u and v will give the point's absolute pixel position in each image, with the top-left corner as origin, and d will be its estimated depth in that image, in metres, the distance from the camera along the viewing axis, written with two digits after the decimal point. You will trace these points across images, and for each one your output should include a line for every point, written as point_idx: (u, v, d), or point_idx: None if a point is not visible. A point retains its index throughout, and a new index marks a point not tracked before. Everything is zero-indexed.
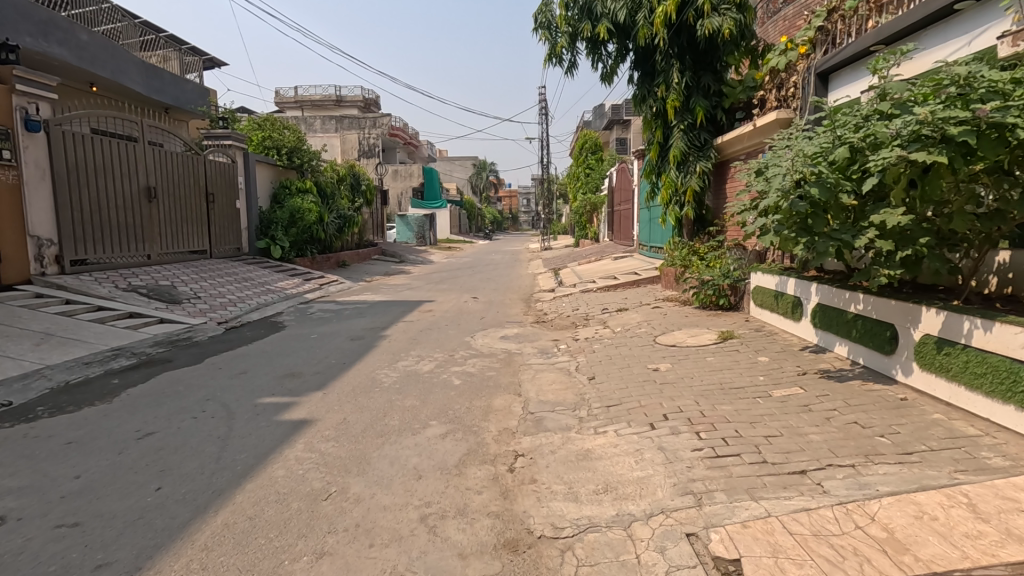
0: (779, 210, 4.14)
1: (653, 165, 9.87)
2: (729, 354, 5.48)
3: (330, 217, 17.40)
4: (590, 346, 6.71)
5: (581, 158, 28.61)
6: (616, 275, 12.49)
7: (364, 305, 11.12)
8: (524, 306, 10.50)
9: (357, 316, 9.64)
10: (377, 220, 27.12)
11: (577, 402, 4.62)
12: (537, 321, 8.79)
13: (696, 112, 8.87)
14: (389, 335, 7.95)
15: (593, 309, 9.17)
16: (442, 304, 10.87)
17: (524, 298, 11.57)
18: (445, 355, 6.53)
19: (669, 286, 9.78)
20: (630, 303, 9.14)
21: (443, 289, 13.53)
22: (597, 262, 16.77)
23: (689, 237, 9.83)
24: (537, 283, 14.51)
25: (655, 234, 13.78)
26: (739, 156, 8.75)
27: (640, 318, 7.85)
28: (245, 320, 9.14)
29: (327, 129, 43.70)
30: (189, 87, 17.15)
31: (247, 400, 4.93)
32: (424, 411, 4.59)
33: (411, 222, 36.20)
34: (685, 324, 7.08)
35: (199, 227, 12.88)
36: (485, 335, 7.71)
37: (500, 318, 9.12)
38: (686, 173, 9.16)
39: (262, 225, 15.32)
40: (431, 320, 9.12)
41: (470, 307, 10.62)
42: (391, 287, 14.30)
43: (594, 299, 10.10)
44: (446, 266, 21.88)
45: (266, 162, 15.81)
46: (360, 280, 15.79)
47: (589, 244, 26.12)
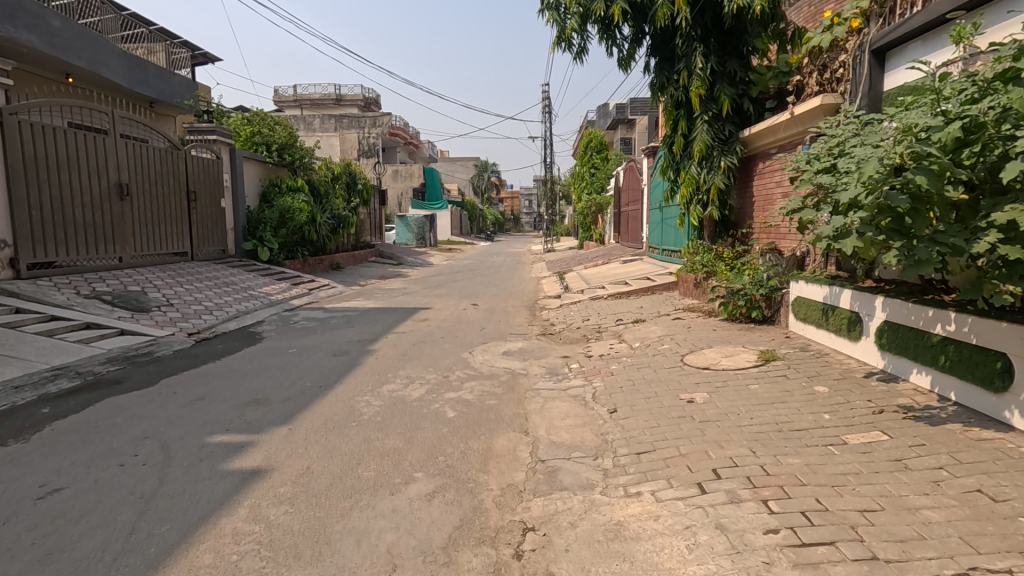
0: (867, 206, 3.33)
1: (672, 160, 9.03)
2: (777, 381, 4.58)
3: (323, 217, 16.54)
4: (606, 366, 5.81)
5: (585, 157, 27.74)
6: (627, 280, 11.59)
7: (354, 312, 10.22)
8: (528, 315, 9.60)
9: (344, 326, 8.75)
10: (374, 221, 26.23)
11: (598, 447, 3.71)
12: (543, 333, 7.90)
13: (720, 101, 8.00)
14: (377, 349, 7.05)
15: (606, 319, 8.25)
16: (438, 313, 9.97)
17: (528, 306, 10.66)
18: (439, 377, 5.64)
19: (689, 294, 8.91)
20: (647, 313, 8.23)
21: (441, 294, 12.65)
22: (605, 266, 15.88)
23: (710, 240, 8.95)
24: (541, 287, 13.61)
25: (669, 236, 12.91)
26: (768, 150, 7.84)
27: (661, 332, 6.95)
28: (220, 330, 8.25)
29: (327, 128, 42.86)
30: (176, 80, 16.33)
31: (193, 438, 4.03)
32: (408, 457, 3.69)
33: (411, 222, 35.33)
34: (715, 340, 6.18)
35: (179, 227, 12.03)
36: (485, 351, 6.81)
37: (503, 329, 8.22)
38: (710, 169, 8.30)
39: (250, 225, 14.44)
40: (426, 331, 8.23)
41: (469, 316, 9.72)
42: (385, 292, 13.43)
43: (605, 308, 9.18)
44: (446, 269, 20.99)
45: (255, 158, 14.91)
46: (353, 283, 14.94)
47: (593, 246, 25.21)
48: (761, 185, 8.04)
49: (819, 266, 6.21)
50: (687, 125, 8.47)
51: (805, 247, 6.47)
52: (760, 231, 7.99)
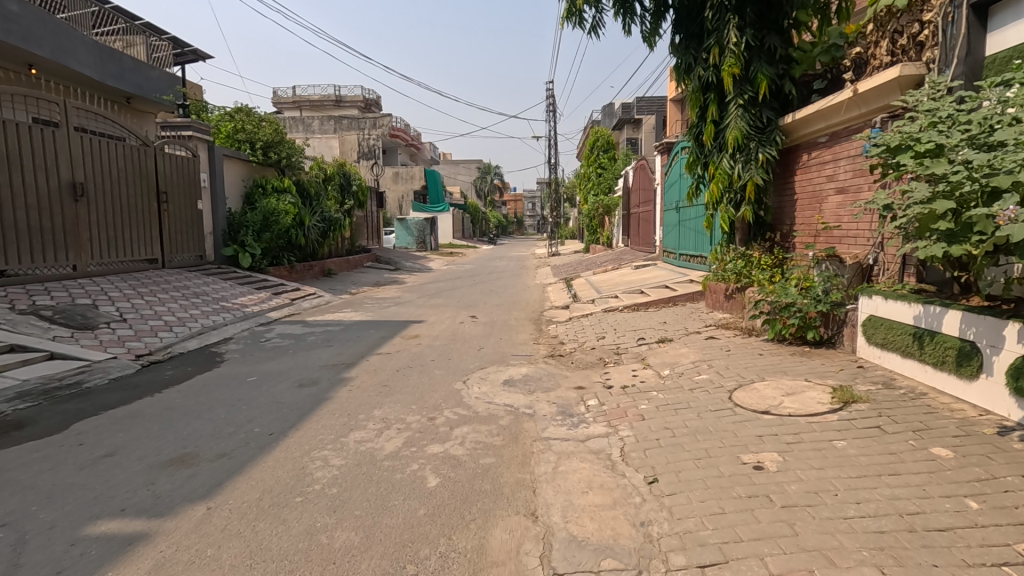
0: None
1: (700, 153, 7.87)
2: (873, 437, 3.39)
3: (312, 220, 15.46)
4: (633, 404, 4.62)
5: (591, 157, 26.42)
6: (644, 289, 10.42)
7: (336, 327, 9.06)
8: (534, 331, 8.42)
9: (321, 345, 7.58)
10: (372, 225, 25.13)
11: (642, 554, 2.53)
12: (553, 355, 6.72)
13: (758, 83, 6.85)
14: (354, 377, 5.89)
15: (624, 337, 7.06)
16: (432, 328, 8.82)
17: (534, 319, 9.48)
18: (423, 421, 4.46)
19: (718, 306, 7.77)
20: (674, 329, 7.05)
21: (437, 304, 11.50)
22: (615, 272, 14.71)
23: (744, 243, 7.80)
24: (547, 296, 12.44)
25: (689, 239, 11.79)
26: (815, 138, 6.65)
27: (695, 355, 5.76)
28: (176, 351, 7.10)
29: (326, 129, 41.95)
30: (156, 74, 15.33)
31: (66, 529, 2.86)
32: (362, 569, 2.51)
33: (411, 226, 34.20)
34: (768, 368, 4.99)
35: (148, 231, 10.96)
36: (482, 381, 5.64)
37: (505, 350, 7.05)
38: (745, 162, 7.14)
39: (231, 229, 13.33)
40: (415, 352, 7.06)
41: (467, 331, 8.55)
42: (376, 301, 12.29)
43: (622, 322, 8.01)
44: (446, 274, 19.89)
45: (237, 157, 13.81)
46: (344, 291, 13.83)
47: (601, 250, 24.03)
48: (805, 178, 6.89)
49: (893, 278, 5.05)
50: (718, 112, 7.33)
51: (874, 254, 5.32)
52: (805, 231, 6.85)
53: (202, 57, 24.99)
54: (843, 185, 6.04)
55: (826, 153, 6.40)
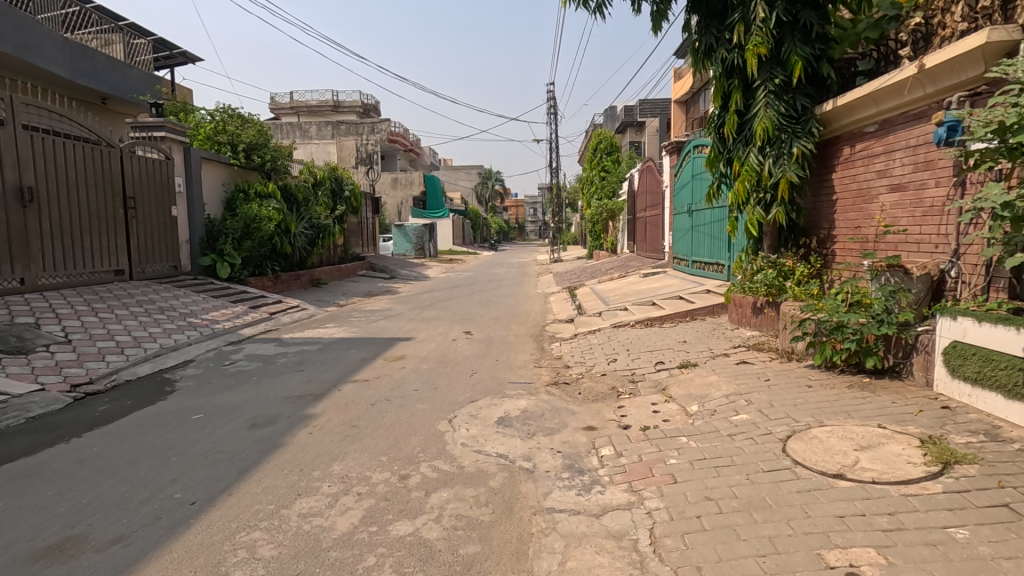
0: None
1: (721, 148, 6.92)
2: (1010, 527, 2.42)
3: (299, 227, 14.56)
4: (659, 456, 3.66)
5: (593, 160, 25.36)
6: (656, 300, 9.46)
7: (314, 346, 8.11)
8: (535, 350, 7.46)
9: (292, 370, 6.63)
10: (367, 231, 24.24)
11: None
12: (557, 383, 5.75)
13: (792, 65, 5.91)
14: (319, 414, 4.93)
15: (639, 360, 6.10)
16: (420, 346, 7.88)
17: (535, 335, 8.53)
18: (392, 484, 3.48)
19: (745, 322, 6.82)
20: (697, 351, 6.08)
21: (429, 318, 10.56)
22: (622, 280, 13.76)
23: (774, 250, 6.85)
24: (550, 308, 11.48)
25: (705, 246, 10.86)
26: (862, 128, 5.68)
27: (728, 386, 4.79)
28: (121, 379, 6.16)
29: (323, 134, 41.17)
30: (133, 74, 14.53)
31: None
32: None
33: (409, 231, 33.34)
34: (824, 406, 4.03)
35: (114, 240, 10.08)
36: (472, 420, 4.68)
37: (501, 376, 6.08)
38: (776, 157, 6.17)
39: (210, 237, 12.41)
40: (396, 379, 6.11)
41: (459, 350, 7.60)
42: (365, 314, 11.36)
43: (635, 341, 7.04)
44: (445, 283, 19.01)
45: (217, 160, 12.90)
46: (332, 303, 12.92)
47: (605, 256, 23.10)
48: (846, 175, 5.96)
49: (977, 293, 4.10)
50: (743, 100, 6.40)
51: (949, 265, 4.39)
52: (849, 237, 5.91)
53: (191, 60, 24.19)
54: (898, 181, 5.12)
55: (876, 144, 5.47)
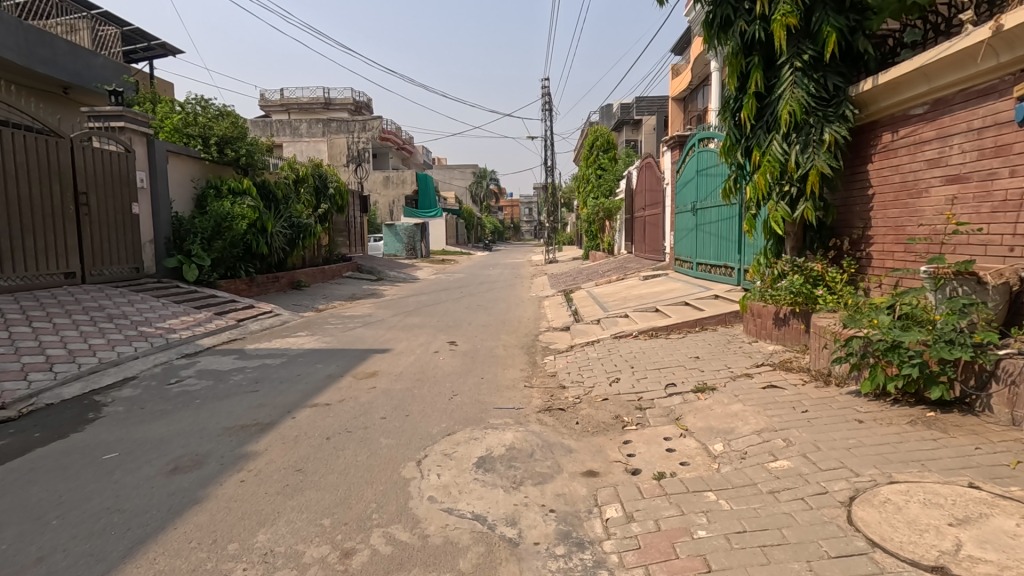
0: None
1: (736, 136, 6.08)
2: None
3: (277, 226, 13.66)
4: (683, 524, 2.80)
5: (590, 157, 24.72)
6: (660, 307, 8.62)
7: (279, 359, 7.22)
8: (525, 366, 6.60)
9: (244, 391, 5.73)
10: (354, 231, 23.32)
11: None
12: (551, 409, 4.89)
13: (824, 38, 5.07)
14: (261, 452, 4.05)
15: (647, 380, 5.25)
16: (397, 360, 7.00)
17: (527, 347, 7.66)
18: (330, 567, 2.61)
19: (764, 335, 6.02)
20: (713, 370, 5.23)
21: (412, 325, 9.70)
22: (621, 283, 12.95)
23: (797, 253, 6.04)
24: (543, 314, 10.64)
25: (711, 247, 10.06)
26: (908, 110, 4.84)
27: (758, 419, 3.95)
28: (39, 403, 5.24)
29: (313, 131, 40.10)
30: (99, 62, 13.63)
31: None
32: None
33: (400, 231, 32.43)
34: (886, 451, 3.19)
35: (62, 239, 9.14)
36: (445, 463, 3.81)
37: (485, 399, 5.21)
38: (803, 145, 5.34)
39: (176, 236, 11.43)
40: (363, 403, 5.23)
41: (440, 365, 6.73)
42: (344, 321, 10.49)
43: (640, 355, 6.20)
44: (434, 285, 18.17)
45: (185, 154, 11.94)
46: (310, 308, 12.04)
47: (601, 257, 22.32)
48: (886, 166, 5.13)
49: None
50: (765, 79, 5.55)
51: None
52: (891, 238, 5.08)
53: (171, 52, 23.22)
54: (957, 172, 4.29)
55: (926, 128, 4.63)
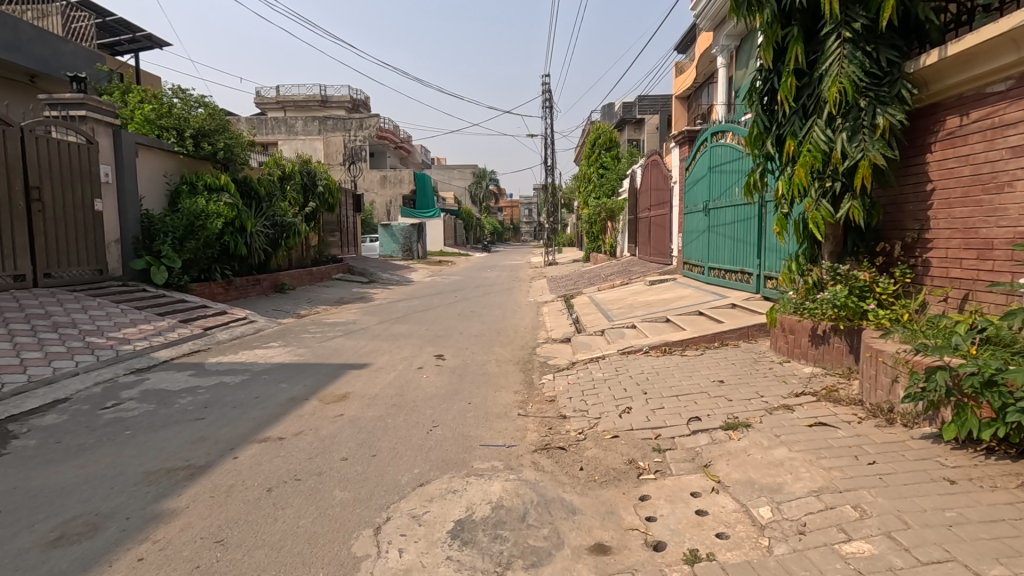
0: None
1: (765, 123, 5.23)
2: None
3: (258, 225, 12.80)
4: None
5: (591, 156, 23.85)
6: (672, 318, 7.75)
7: (240, 376, 6.35)
8: (520, 387, 5.74)
9: (188, 418, 4.86)
10: (346, 231, 22.46)
11: None
12: (549, 449, 4.03)
13: (881, 2, 4.22)
14: (180, 511, 3.17)
15: (664, 412, 4.39)
16: (374, 379, 6.14)
17: (522, 363, 6.81)
18: None
19: (798, 355, 5.17)
20: (743, 401, 4.37)
21: (397, 334, 8.84)
22: (625, 288, 12.10)
23: (836, 259, 5.18)
24: (542, 323, 9.77)
25: (726, 251, 9.22)
26: (986, 88, 3.98)
27: (812, 473, 3.09)
28: None
29: (310, 130, 39.14)
30: (68, 50, 12.79)
31: None
32: None
33: (397, 232, 31.52)
34: (1006, 536, 2.34)
35: (9, 238, 8.28)
36: (412, 532, 2.94)
37: (470, 434, 4.35)
38: (851, 131, 4.48)
39: (145, 236, 10.56)
40: (324, 437, 4.36)
41: (423, 386, 5.86)
42: (324, 329, 9.63)
43: (652, 376, 5.34)
44: (428, 288, 17.31)
45: (158, 147, 11.08)
46: (290, 313, 11.18)
47: (602, 259, 21.51)
48: (951, 155, 4.27)
49: None
50: (804, 55, 4.72)
51: None
52: (957, 242, 4.23)
53: (157, 44, 22.38)
54: None
55: (1010, 108, 3.78)
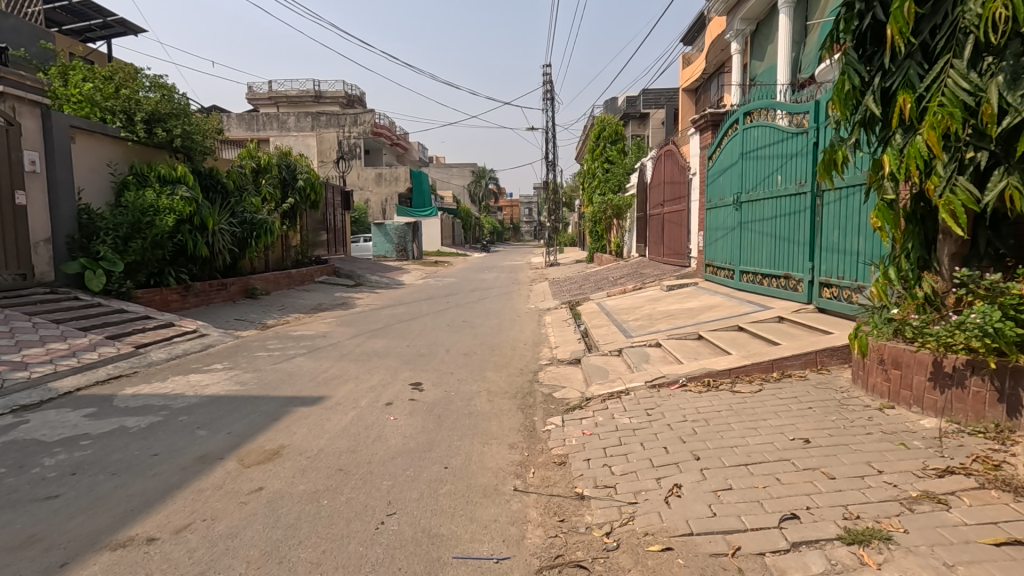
0: None
1: (861, 75, 3.76)
2: None
3: (223, 223, 11.31)
4: None
5: (596, 150, 22.39)
6: (709, 336, 6.24)
7: (151, 416, 4.83)
8: (517, 438, 4.24)
9: (34, 496, 3.34)
10: (334, 230, 21.01)
11: None
12: (561, 570, 2.52)
13: None
14: None
15: (736, 499, 2.86)
16: (324, 423, 4.63)
17: (521, 397, 5.31)
18: None
19: (911, 400, 3.67)
20: (855, 484, 2.85)
21: (371, 353, 7.34)
22: (639, 294, 10.59)
23: (960, 264, 3.70)
24: (544, 337, 8.25)
25: (766, 253, 7.73)
26: None
27: None
28: None
29: (302, 126, 37.45)
30: (8, 24, 11.34)
31: None
32: None
33: (391, 231, 29.99)
34: None
35: None
36: None
37: (440, 535, 2.84)
38: (1013, 74, 2.99)
39: (83, 234, 9.05)
40: (217, 538, 2.85)
41: (387, 435, 4.35)
42: (287, 345, 8.13)
43: (701, 429, 3.83)
44: (419, 292, 15.84)
45: (101, 131, 9.59)
46: (253, 325, 9.67)
47: (608, 260, 20.05)
48: None
49: None
50: None
51: None
52: None
53: (132, 31, 20.91)
54: None
55: None
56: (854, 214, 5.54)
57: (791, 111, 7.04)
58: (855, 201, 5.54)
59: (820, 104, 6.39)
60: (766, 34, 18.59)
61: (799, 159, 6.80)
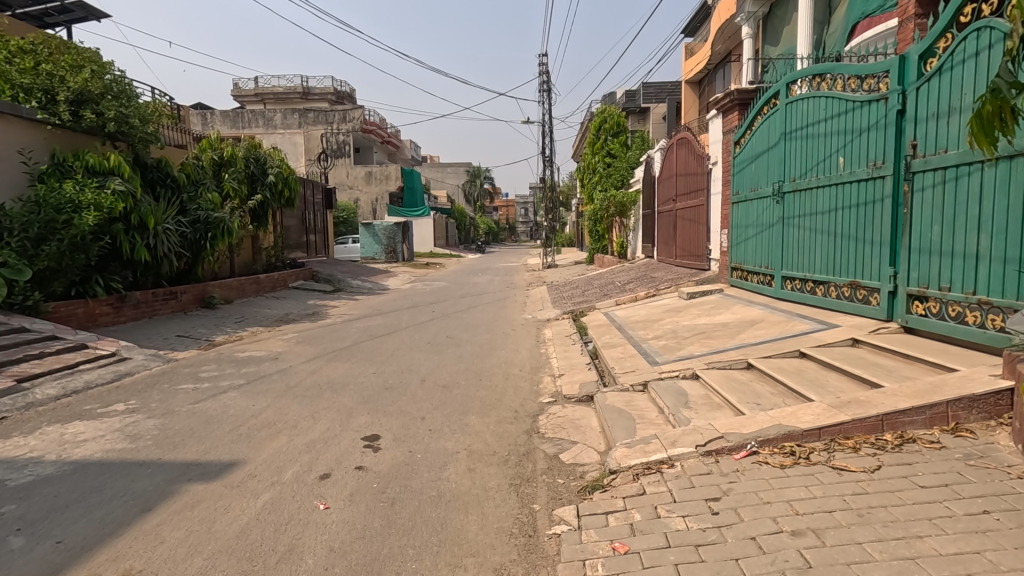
0: None
1: None
2: None
3: (168, 222, 9.67)
4: None
5: (597, 142, 20.83)
6: (765, 368, 4.66)
7: None
8: (509, 556, 2.66)
9: None
10: (314, 231, 19.39)
11: None
12: None
13: None
14: None
15: None
16: (216, 517, 3.05)
17: (515, 464, 3.72)
18: None
19: None
20: None
21: (323, 386, 5.75)
22: (654, 303, 9.03)
23: None
24: (544, 361, 6.66)
25: (821, 255, 6.20)
26: None
27: None
28: None
29: (289, 123, 35.73)
30: None
31: None
32: None
33: (380, 231, 28.33)
34: None
35: None
36: None
37: None
38: None
39: None
40: None
41: (302, 547, 2.76)
42: (223, 372, 6.51)
43: (815, 558, 2.26)
44: (404, 299, 14.25)
45: (12, 112, 7.99)
46: (194, 343, 8.05)
47: (611, 262, 18.52)
48: None
49: None
50: None
51: None
52: None
53: (94, 15, 19.18)
54: None
55: None
56: (975, 203, 4.08)
57: (859, 73, 5.52)
58: (975, 184, 4.08)
59: (906, 60, 4.88)
60: (781, 15, 17.08)
61: (873, 133, 5.29)
